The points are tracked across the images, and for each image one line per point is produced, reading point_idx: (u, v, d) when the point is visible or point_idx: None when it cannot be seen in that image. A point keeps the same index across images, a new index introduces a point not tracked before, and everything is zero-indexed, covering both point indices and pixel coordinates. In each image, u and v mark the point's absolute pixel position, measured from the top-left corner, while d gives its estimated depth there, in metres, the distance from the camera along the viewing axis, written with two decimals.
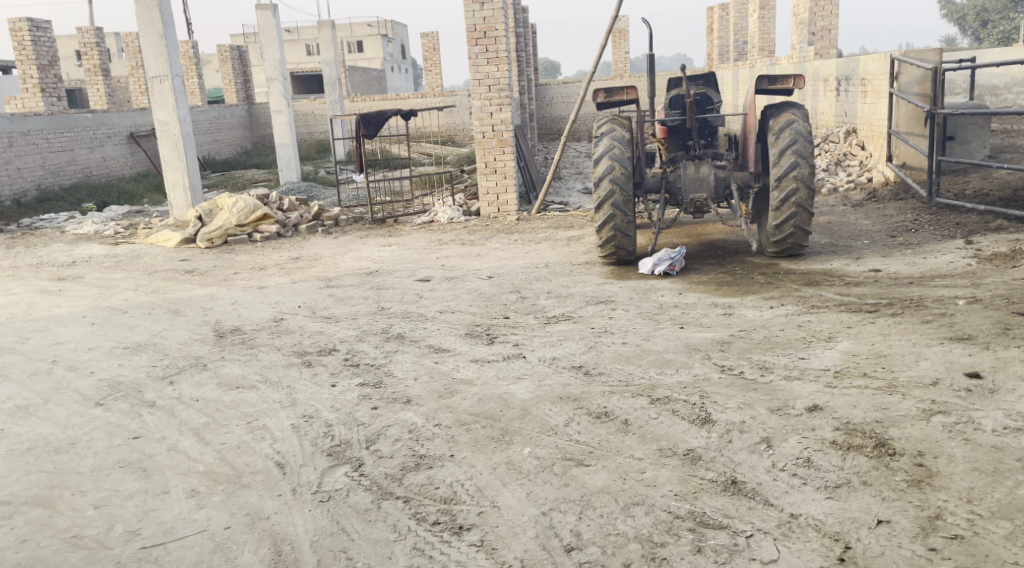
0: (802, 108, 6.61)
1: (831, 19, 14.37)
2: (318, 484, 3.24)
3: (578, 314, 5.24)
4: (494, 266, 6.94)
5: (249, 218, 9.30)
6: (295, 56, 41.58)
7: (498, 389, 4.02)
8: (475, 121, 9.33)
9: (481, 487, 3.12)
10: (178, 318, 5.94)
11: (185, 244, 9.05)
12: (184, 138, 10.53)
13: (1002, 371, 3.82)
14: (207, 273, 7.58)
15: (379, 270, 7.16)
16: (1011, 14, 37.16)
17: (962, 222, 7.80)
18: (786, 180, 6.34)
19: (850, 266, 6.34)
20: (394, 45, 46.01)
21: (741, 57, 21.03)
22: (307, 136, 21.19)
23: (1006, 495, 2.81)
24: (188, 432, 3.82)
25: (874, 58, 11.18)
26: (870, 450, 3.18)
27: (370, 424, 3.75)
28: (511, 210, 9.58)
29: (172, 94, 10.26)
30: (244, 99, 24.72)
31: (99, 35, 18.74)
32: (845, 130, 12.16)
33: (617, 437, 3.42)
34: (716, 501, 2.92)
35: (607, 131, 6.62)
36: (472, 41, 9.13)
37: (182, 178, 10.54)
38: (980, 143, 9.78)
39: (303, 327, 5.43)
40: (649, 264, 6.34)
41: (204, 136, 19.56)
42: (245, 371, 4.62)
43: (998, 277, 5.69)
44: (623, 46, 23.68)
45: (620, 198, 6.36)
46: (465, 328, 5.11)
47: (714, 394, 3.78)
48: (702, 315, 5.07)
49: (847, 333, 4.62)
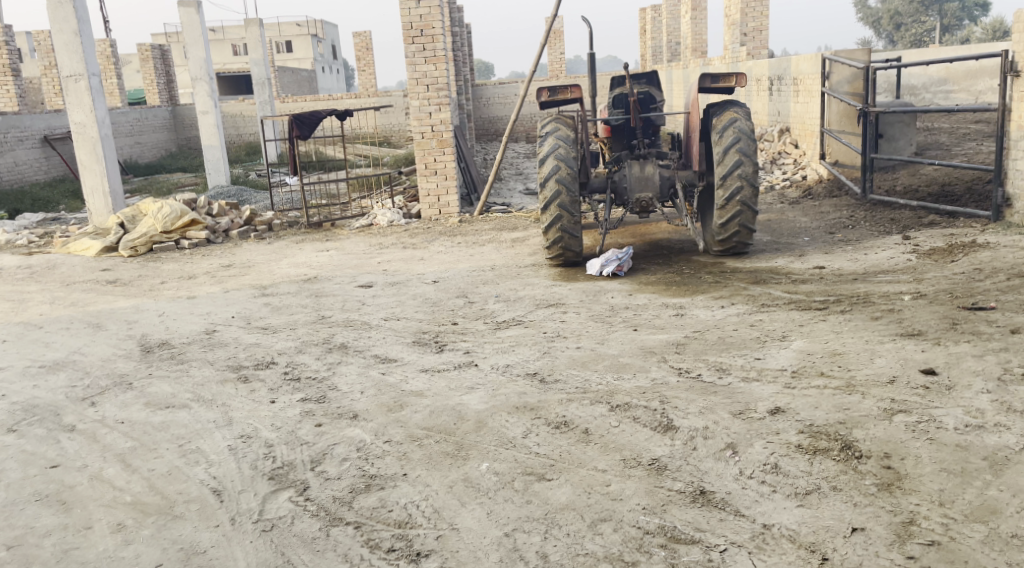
0: (744, 106, 6.58)
1: (761, 19, 14.54)
2: (260, 512, 3.00)
3: (529, 318, 5.09)
4: (437, 270, 6.73)
5: (175, 224, 8.88)
6: (221, 55, 40.36)
7: (450, 400, 3.82)
8: (413, 122, 9.09)
9: (437, 508, 2.93)
10: (100, 332, 5.57)
11: (107, 252, 8.59)
12: (103, 140, 10.00)
13: (956, 367, 3.81)
14: (130, 283, 7.18)
15: (317, 276, 6.89)
16: (923, 17, 38.90)
17: (896, 218, 7.92)
18: (731, 178, 6.31)
19: (795, 264, 6.33)
20: (324, 45, 45.20)
21: (674, 58, 21.20)
22: (236, 138, 20.56)
23: (977, 496, 2.76)
24: (113, 458, 3.53)
25: (805, 58, 11.35)
26: (837, 453, 3.10)
27: (315, 442, 3.52)
28: (453, 212, 9.37)
29: (89, 94, 9.74)
30: (168, 100, 23.92)
31: (8, 33, 17.82)
32: (778, 129, 12.32)
33: (578, 448, 3.27)
34: (686, 513, 2.79)
35: (552, 131, 6.47)
36: (408, 39, 8.90)
37: (103, 184, 10.02)
38: (907, 140, 10.03)
39: (238, 339, 5.13)
40: (597, 265, 6.23)
41: (126, 139, 18.79)
42: (175, 389, 4.31)
43: (940, 272, 5.75)
44: (558, 46, 23.78)
45: (567, 199, 6.23)
46: (412, 336, 4.90)
47: (674, 400, 3.66)
48: (654, 317, 4.96)
49: (799, 332, 4.57)
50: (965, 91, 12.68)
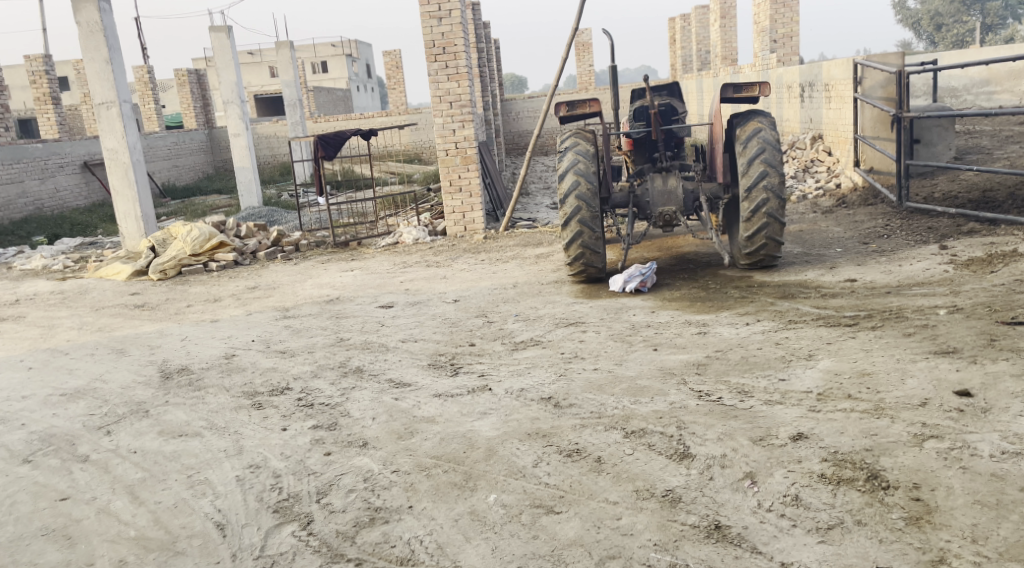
0: (768, 116, 6.42)
1: (791, 25, 14.30)
2: (261, 548, 2.94)
3: (548, 338, 4.98)
4: (459, 289, 6.65)
5: (204, 247, 8.95)
6: (257, 77, 40.99)
7: (461, 427, 3.73)
8: (437, 139, 9.07)
9: (441, 543, 2.84)
10: (123, 359, 5.59)
11: (137, 277, 8.69)
12: (135, 165, 10.14)
13: (993, 389, 3.61)
14: (157, 308, 7.22)
15: (340, 297, 6.86)
16: (964, 17, 38.11)
17: (934, 226, 7.66)
18: (756, 191, 6.14)
19: (824, 277, 6.13)
20: (359, 64, 45.75)
21: (704, 67, 20.97)
22: (270, 158, 20.83)
23: (1013, 532, 2.58)
24: (121, 490, 3.49)
25: (837, 64, 11.12)
26: (863, 484, 2.94)
27: (323, 473, 3.45)
28: (478, 228, 9.30)
29: (120, 120, 9.89)
30: (204, 123, 24.35)
31: (48, 63, 18.26)
32: (811, 137, 12.07)
33: (590, 478, 3.15)
34: (699, 550, 2.66)
35: (571, 146, 6.37)
36: (431, 57, 8.88)
37: (135, 209, 10.15)
38: (946, 145, 9.73)
39: (256, 363, 5.11)
40: (619, 281, 6.08)
41: (163, 162, 19.11)
42: (189, 417, 4.28)
43: (977, 284, 5.51)
44: (587, 58, 23.71)
45: (587, 214, 6.12)
46: (428, 358, 4.82)
47: (692, 425, 3.52)
48: (676, 335, 4.82)
49: (827, 350, 4.39)
50: (1008, 91, 12.31)
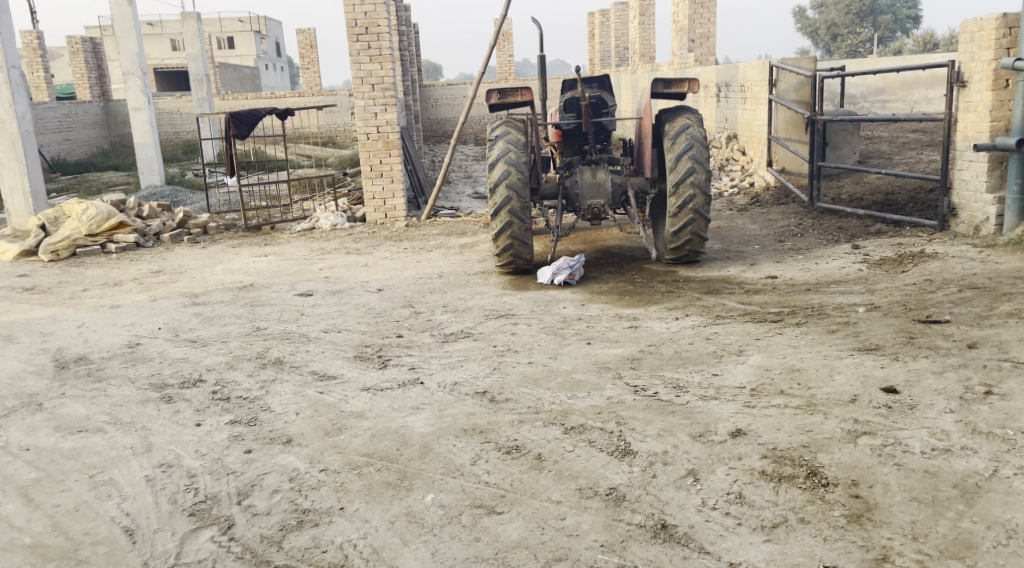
0: (696, 113, 6.47)
1: (709, 26, 14.55)
2: (177, 555, 2.72)
3: (478, 330, 4.85)
4: (382, 278, 6.43)
5: (102, 227, 8.41)
6: (157, 50, 39.11)
7: (392, 423, 3.56)
8: (358, 122, 8.77)
9: (377, 547, 2.68)
10: (10, 346, 5.14)
11: (25, 257, 8.08)
12: (23, 137, 9.44)
13: (917, 386, 3.69)
14: (49, 291, 6.71)
15: (254, 284, 6.53)
16: (857, 29, 40.01)
17: (844, 227, 7.90)
18: (683, 186, 6.16)
19: (746, 273, 6.22)
20: (268, 43, 44.32)
21: (621, 63, 21.18)
22: (172, 135, 19.87)
23: (950, 529, 2.62)
24: (13, 493, 3.17)
25: (752, 66, 11.35)
26: (803, 481, 2.94)
27: (244, 472, 3.22)
28: (399, 216, 9.06)
29: (8, 87, 9.18)
30: (99, 96, 23.05)
31: None
32: (726, 136, 12.32)
33: (531, 476, 3.05)
34: (647, 551, 2.60)
35: (502, 135, 6.26)
36: (353, 37, 8.59)
37: (22, 183, 9.43)
38: (851, 148, 10.08)
39: (164, 353, 4.78)
40: (548, 273, 6.01)
41: (53, 135, 17.95)
42: (90, 411, 3.95)
43: (891, 283, 5.68)
44: (506, 48, 23.64)
45: (517, 205, 5.99)
46: (353, 349, 4.62)
47: (631, 421, 3.46)
48: (607, 329, 4.78)
49: (756, 346, 4.42)
50: (902, 100, 12.92)
